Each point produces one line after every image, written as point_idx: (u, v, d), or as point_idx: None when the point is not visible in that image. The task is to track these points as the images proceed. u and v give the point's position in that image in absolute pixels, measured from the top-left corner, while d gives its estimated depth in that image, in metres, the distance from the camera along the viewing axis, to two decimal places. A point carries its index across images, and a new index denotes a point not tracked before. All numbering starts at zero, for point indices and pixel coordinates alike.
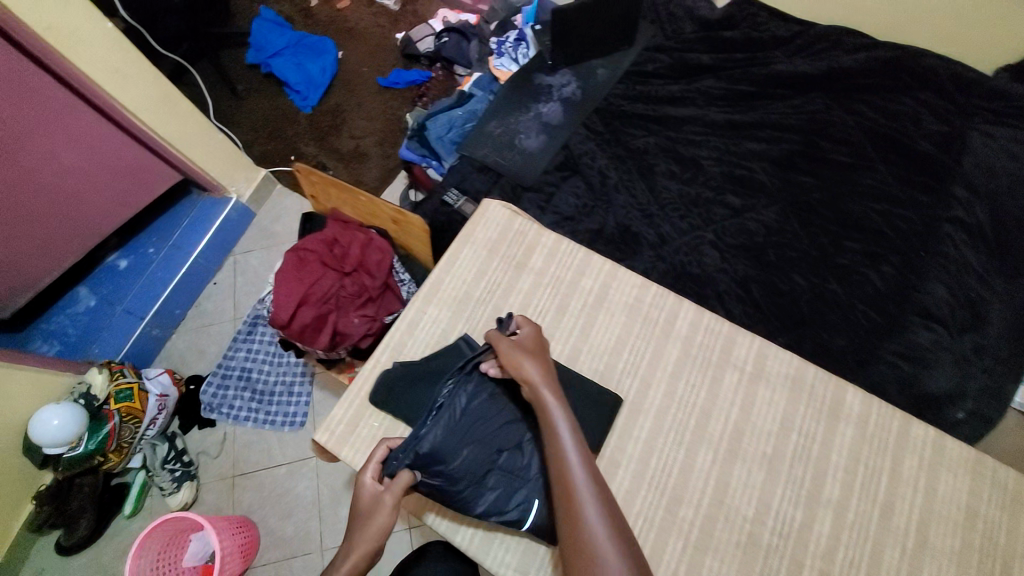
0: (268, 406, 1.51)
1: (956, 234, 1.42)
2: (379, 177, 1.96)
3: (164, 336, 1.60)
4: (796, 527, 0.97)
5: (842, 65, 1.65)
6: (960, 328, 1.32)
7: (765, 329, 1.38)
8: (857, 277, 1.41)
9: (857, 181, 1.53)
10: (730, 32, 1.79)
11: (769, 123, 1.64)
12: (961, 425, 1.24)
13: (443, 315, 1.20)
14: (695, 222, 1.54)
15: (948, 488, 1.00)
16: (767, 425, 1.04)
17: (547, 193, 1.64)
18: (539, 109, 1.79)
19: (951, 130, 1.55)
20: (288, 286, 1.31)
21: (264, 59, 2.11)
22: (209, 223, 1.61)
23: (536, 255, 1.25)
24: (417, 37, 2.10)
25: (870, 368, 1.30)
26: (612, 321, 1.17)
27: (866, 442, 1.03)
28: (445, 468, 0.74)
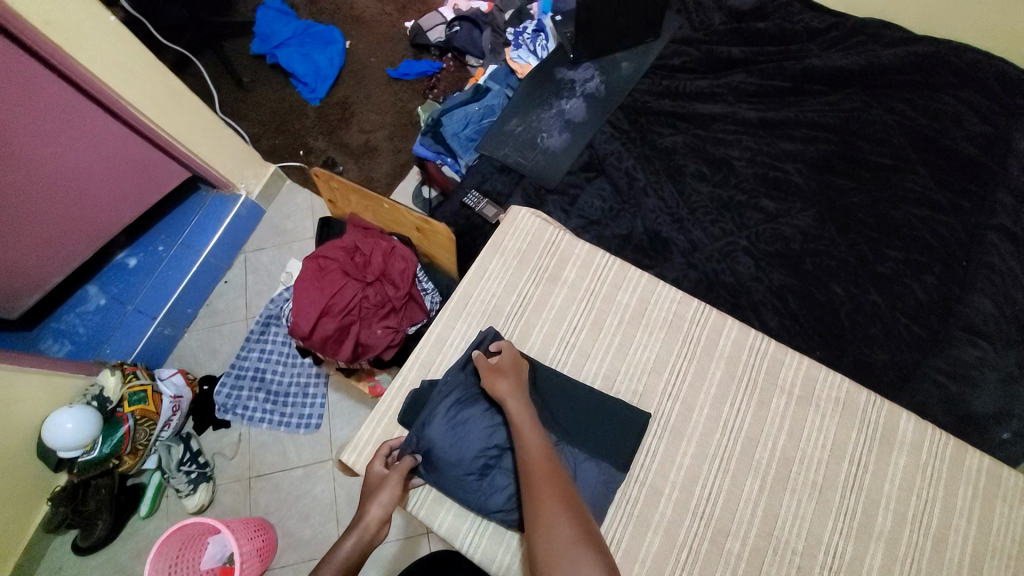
0: (283, 408, 1.47)
1: (1002, 242, 1.36)
2: (391, 174, 1.89)
3: (176, 336, 1.55)
4: (848, 561, 0.93)
5: (881, 60, 1.57)
6: (1007, 344, 1.27)
7: (801, 343, 1.33)
8: (900, 288, 1.35)
9: (897, 185, 1.46)
10: (762, 23, 1.70)
11: (805, 121, 1.56)
12: (1006, 447, 1.20)
13: (472, 330, 1.15)
14: (727, 228, 1.47)
15: (1005, 523, 0.96)
16: (816, 454, 1.00)
17: (571, 195, 1.57)
18: (560, 106, 1.71)
19: (996, 131, 1.47)
20: (310, 296, 1.26)
21: (270, 49, 2.02)
22: (219, 220, 1.56)
23: (569, 267, 1.20)
24: (427, 25, 2.01)
25: (914, 385, 1.25)
26: (651, 339, 1.12)
27: (920, 472, 0.98)
28: (441, 457, 0.96)
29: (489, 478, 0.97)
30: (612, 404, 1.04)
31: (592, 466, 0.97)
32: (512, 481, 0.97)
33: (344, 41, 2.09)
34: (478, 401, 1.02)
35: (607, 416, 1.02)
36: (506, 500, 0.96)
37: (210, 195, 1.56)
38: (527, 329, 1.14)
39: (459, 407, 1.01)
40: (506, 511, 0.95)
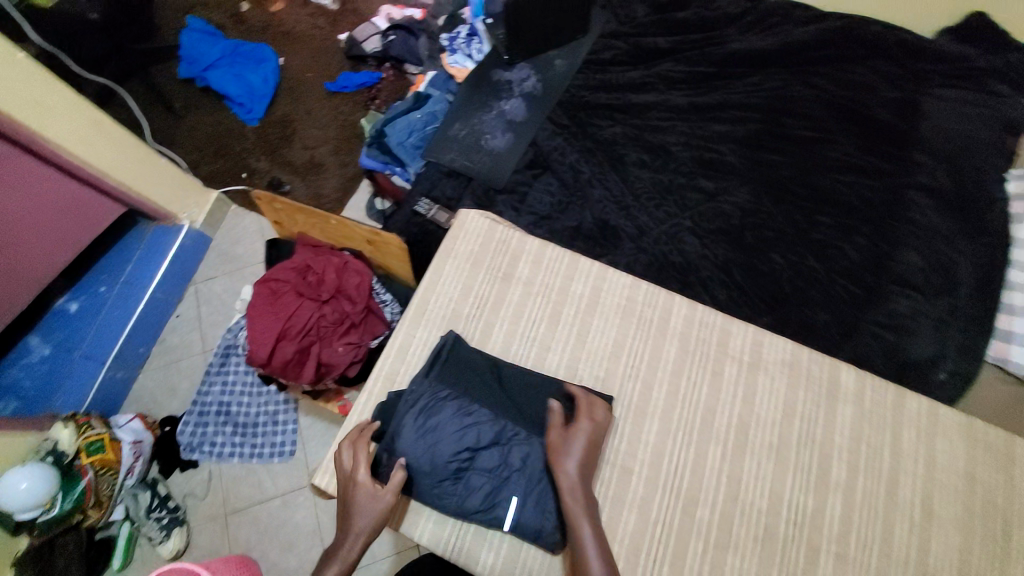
0: (253, 439, 1.42)
1: (920, 198, 1.47)
2: (340, 189, 1.86)
3: (130, 378, 1.49)
4: (809, 512, 0.99)
5: (798, 38, 1.68)
6: (934, 292, 1.37)
7: (751, 313, 1.40)
8: (833, 251, 1.44)
9: (822, 155, 1.55)
10: (683, 13, 1.78)
11: (732, 103, 1.64)
12: (943, 386, 1.29)
13: (433, 337, 1.16)
14: (671, 210, 1.53)
15: (946, 456, 1.04)
16: (769, 415, 1.05)
17: (521, 193, 1.60)
18: (501, 107, 1.72)
19: (904, 96, 1.59)
20: (266, 322, 1.24)
21: (199, 72, 1.96)
22: (163, 254, 1.50)
23: (522, 264, 1.22)
24: (361, 37, 1.99)
25: (854, 339, 1.35)
26: (607, 324, 1.15)
27: (866, 420, 1.05)
28: (415, 470, 0.95)
29: (463, 481, 0.96)
30: (580, 393, 1.04)
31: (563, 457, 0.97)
32: (487, 481, 0.96)
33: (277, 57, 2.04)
34: (447, 404, 0.99)
35: (573, 402, 1.03)
36: (483, 499, 0.95)
37: (149, 226, 1.49)
38: (488, 329, 1.16)
39: (429, 414, 0.98)
40: (483, 510, 0.95)
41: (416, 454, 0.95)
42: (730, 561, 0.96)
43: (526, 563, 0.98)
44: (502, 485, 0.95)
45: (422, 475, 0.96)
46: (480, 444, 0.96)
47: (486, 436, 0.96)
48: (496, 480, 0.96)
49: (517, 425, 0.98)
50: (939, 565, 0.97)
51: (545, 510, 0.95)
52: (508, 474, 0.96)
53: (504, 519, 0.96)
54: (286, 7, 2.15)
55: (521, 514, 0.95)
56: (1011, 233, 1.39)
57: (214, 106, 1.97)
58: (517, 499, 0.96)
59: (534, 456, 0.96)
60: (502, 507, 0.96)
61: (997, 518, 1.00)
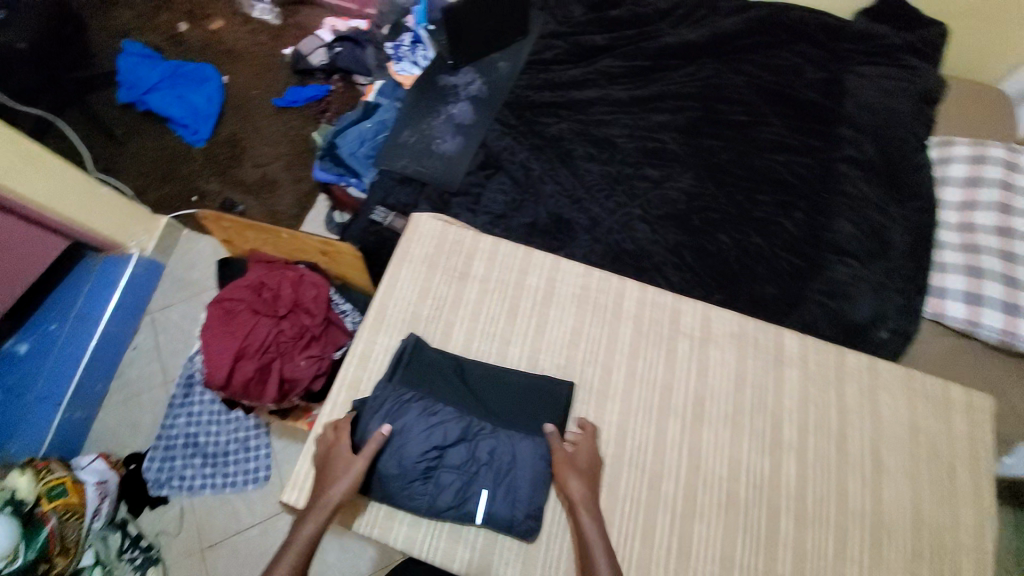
0: (224, 468, 1.38)
1: (850, 170, 1.56)
2: (296, 205, 1.85)
3: (89, 418, 1.43)
4: (767, 474, 1.03)
5: (723, 31, 1.75)
6: (869, 257, 1.46)
7: (705, 293, 1.45)
8: (774, 227, 1.52)
9: (757, 137, 1.63)
10: (617, 10, 1.84)
11: (670, 94, 1.71)
12: (885, 344, 1.37)
13: (394, 342, 1.16)
14: (622, 200, 1.58)
15: (889, 408, 1.09)
16: (722, 385, 1.10)
17: (475, 194, 1.61)
18: (449, 111, 1.73)
19: (828, 76, 1.68)
20: (222, 343, 1.22)
21: (140, 96, 1.90)
22: (114, 286, 1.46)
23: (476, 262, 1.24)
24: (307, 50, 1.98)
25: (800, 308, 1.42)
26: (564, 313, 1.18)
27: (811, 382, 1.11)
28: (386, 474, 0.96)
29: (434, 479, 0.97)
30: (541, 384, 1.08)
31: (528, 446, 1.00)
32: (457, 477, 0.97)
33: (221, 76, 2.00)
34: (413, 407, 1.01)
35: (536, 394, 1.07)
36: (454, 496, 0.96)
37: (97, 258, 1.45)
38: (448, 328, 1.17)
39: (395, 418, 0.99)
40: (455, 506, 0.96)
41: (385, 459, 0.96)
42: (697, 529, 0.99)
43: (501, 557, 0.98)
44: (472, 480, 0.97)
45: (392, 478, 0.96)
46: (447, 441, 0.98)
47: (452, 433, 0.98)
48: (466, 475, 0.97)
49: (483, 420, 1.01)
50: (890, 510, 1.02)
51: (513, 499, 0.96)
52: (476, 468, 0.97)
53: (476, 513, 0.97)
54: (227, 24, 2.11)
55: (492, 507, 0.96)
56: (939, 195, 1.49)
57: (158, 129, 1.92)
58: (488, 491, 0.97)
59: (500, 448, 0.98)
60: (474, 501, 0.97)
61: (940, 462, 1.07)
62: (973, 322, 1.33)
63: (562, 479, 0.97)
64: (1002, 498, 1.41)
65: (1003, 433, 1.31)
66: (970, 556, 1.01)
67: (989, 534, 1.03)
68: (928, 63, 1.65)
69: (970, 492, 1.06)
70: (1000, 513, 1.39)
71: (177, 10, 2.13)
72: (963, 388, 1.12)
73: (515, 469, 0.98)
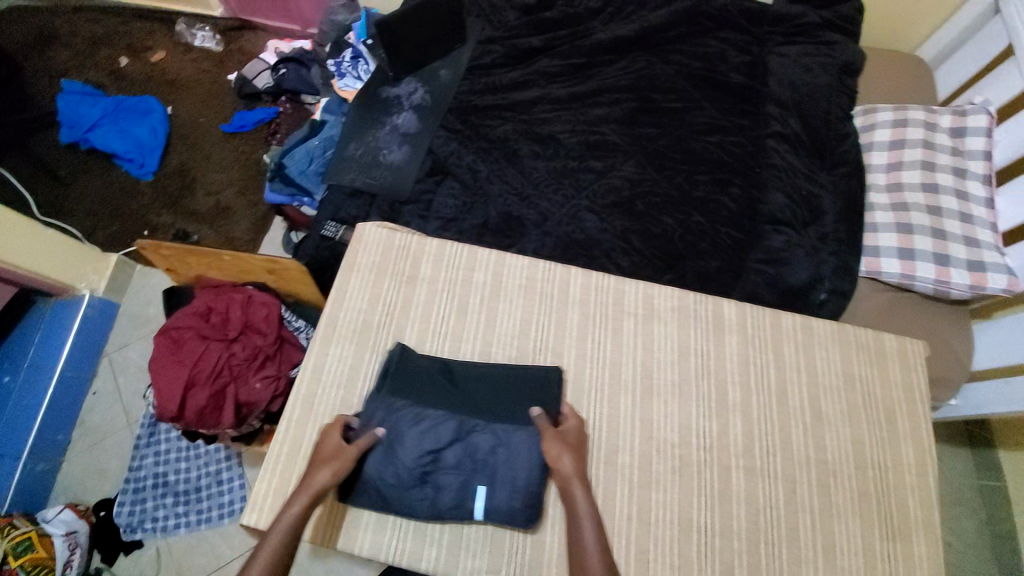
0: (197, 504, 1.37)
1: (780, 146, 1.59)
2: (252, 229, 1.84)
3: (53, 469, 1.39)
4: (715, 436, 1.08)
5: (651, 24, 1.78)
6: (803, 224, 1.51)
7: (654, 274, 1.51)
8: (714, 204, 1.57)
9: (692, 122, 1.69)
10: (549, 12, 1.85)
11: (607, 88, 1.75)
12: (825, 304, 1.43)
13: (347, 351, 1.16)
14: (568, 192, 1.61)
15: (824, 360, 1.15)
16: (667, 356, 1.15)
17: (425, 201, 1.63)
18: (393, 122, 1.74)
19: (752, 59, 1.75)
20: (171, 373, 1.20)
21: (82, 135, 1.87)
22: (66, 330, 1.43)
23: (424, 264, 1.25)
24: (251, 74, 1.98)
25: (743, 280, 1.47)
26: (512, 306, 1.21)
27: (749, 344, 1.16)
28: (384, 483, 0.95)
29: (432, 482, 0.95)
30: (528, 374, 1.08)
31: (523, 437, 0.98)
32: (456, 477, 0.95)
33: (165, 107, 1.98)
34: (404, 413, 1.00)
35: (524, 382, 1.05)
36: (454, 496, 0.95)
37: (47, 303, 1.42)
38: (402, 333, 1.18)
39: (386, 427, 0.98)
40: (456, 506, 0.95)
41: (380, 469, 0.95)
42: (654, 496, 1.02)
43: (510, 550, 0.97)
44: (471, 478, 0.94)
45: (390, 486, 0.95)
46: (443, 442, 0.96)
47: (446, 433, 0.96)
48: (464, 474, 0.96)
49: (475, 417, 0.99)
50: (834, 456, 1.07)
51: (516, 491, 0.95)
52: (474, 465, 0.96)
53: (479, 509, 0.95)
54: (168, 55, 2.10)
55: (494, 502, 0.95)
56: (866, 160, 1.54)
57: (103, 167, 1.88)
58: (489, 486, 0.96)
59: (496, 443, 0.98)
60: (475, 498, 0.95)
61: (877, 406, 1.12)
62: (908, 276, 1.36)
63: (557, 461, 0.94)
64: (959, 441, 1.44)
65: (942, 376, 1.36)
66: (914, 492, 1.06)
67: (931, 470, 1.08)
68: (842, 36, 1.70)
69: (909, 433, 1.11)
70: (959, 455, 1.42)
71: (117, 44, 2.11)
72: (896, 337, 1.17)
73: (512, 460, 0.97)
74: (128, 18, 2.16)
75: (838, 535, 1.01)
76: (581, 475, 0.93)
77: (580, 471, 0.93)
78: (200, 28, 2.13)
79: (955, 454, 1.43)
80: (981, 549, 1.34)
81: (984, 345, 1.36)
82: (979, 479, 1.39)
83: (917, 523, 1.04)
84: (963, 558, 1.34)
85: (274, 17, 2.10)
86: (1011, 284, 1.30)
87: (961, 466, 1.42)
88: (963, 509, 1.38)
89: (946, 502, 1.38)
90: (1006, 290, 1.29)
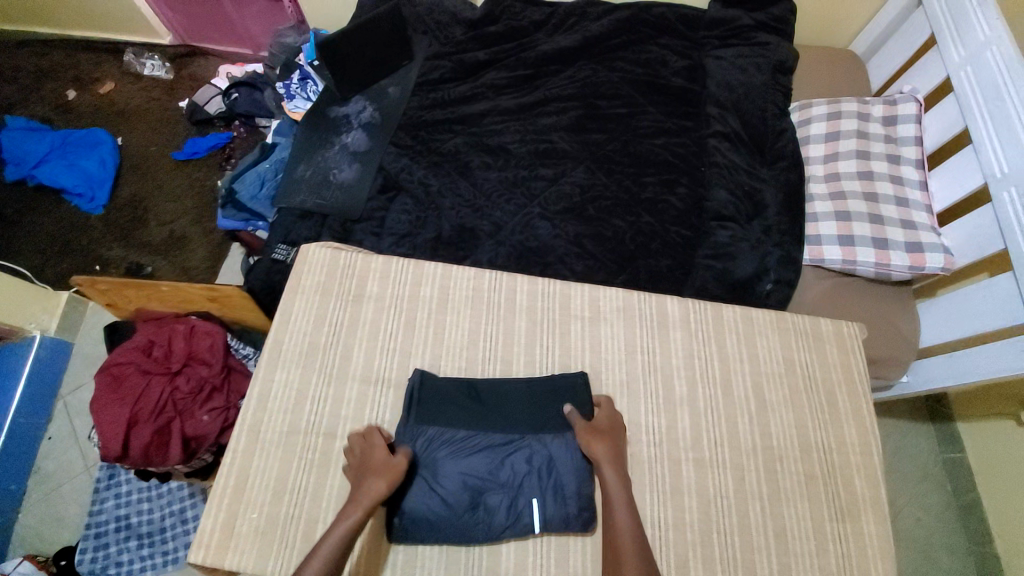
0: (163, 545, 1.32)
1: (721, 144, 1.51)
2: (208, 259, 1.78)
3: (9, 520, 1.33)
4: (664, 431, 1.09)
5: (592, 34, 1.69)
6: (748, 217, 1.44)
7: (608, 276, 1.43)
8: (662, 205, 1.49)
9: (638, 127, 1.59)
10: (494, 26, 1.76)
11: (554, 97, 1.65)
12: (771, 295, 1.36)
13: (293, 375, 1.14)
14: (521, 201, 1.52)
15: (765, 349, 1.18)
16: (614, 356, 1.16)
17: (378, 218, 1.53)
18: (343, 142, 1.63)
19: (692, 63, 1.66)
20: (110, 413, 1.17)
21: (29, 171, 1.82)
22: (17, 374, 1.37)
23: (370, 282, 1.24)
24: (203, 100, 1.94)
25: (694, 276, 1.40)
26: (461, 318, 1.21)
27: (693, 338, 1.18)
28: (433, 513, 0.94)
29: (484, 503, 0.95)
30: (554, 384, 1.08)
31: (560, 445, 1.00)
32: (506, 494, 0.96)
33: (115, 139, 1.93)
34: (440, 442, 1.00)
35: (549, 394, 1.06)
36: (507, 515, 0.95)
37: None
38: (347, 352, 1.17)
39: (426, 457, 0.98)
40: (512, 524, 0.95)
41: (427, 498, 0.95)
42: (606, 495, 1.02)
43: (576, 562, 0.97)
44: (520, 492, 0.96)
45: (441, 515, 0.94)
46: (487, 461, 0.98)
47: (487, 450, 0.98)
48: (512, 491, 0.96)
49: (510, 433, 1.01)
50: (779, 442, 1.09)
51: (565, 500, 0.96)
52: (520, 480, 0.97)
53: (534, 524, 0.95)
54: (116, 86, 2.04)
55: (547, 516, 0.95)
56: (804, 154, 1.48)
57: (52, 203, 1.82)
58: (538, 499, 0.96)
59: (536, 456, 0.99)
60: (528, 512, 0.95)
61: (818, 389, 1.15)
62: (850, 261, 1.30)
63: (588, 446, 0.98)
64: (923, 418, 1.44)
65: (890, 355, 1.30)
66: (860, 473, 1.09)
67: (874, 449, 1.11)
68: (777, 38, 1.64)
69: (851, 414, 1.14)
70: (922, 431, 1.42)
71: (63, 77, 2.05)
72: (832, 321, 1.21)
73: (555, 469, 0.98)
74: (73, 50, 2.10)
75: (787, 519, 1.03)
76: (615, 470, 0.96)
77: (615, 468, 0.97)
78: (149, 56, 2.07)
79: (917, 430, 1.43)
80: (947, 521, 1.34)
81: (930, 320, 1.30)
82: (942, 453, 1.39)
83: (865, 501, 1.06)
84: (933, 532, 1.34)
85: (220, 39, 2.05)
86: (948, 263, 1.24)
87: (924, 442, 1.41)
88: (930, 484, 1.38)
89: (912, 478, 1.38)
90: (943, 269, 1.24)
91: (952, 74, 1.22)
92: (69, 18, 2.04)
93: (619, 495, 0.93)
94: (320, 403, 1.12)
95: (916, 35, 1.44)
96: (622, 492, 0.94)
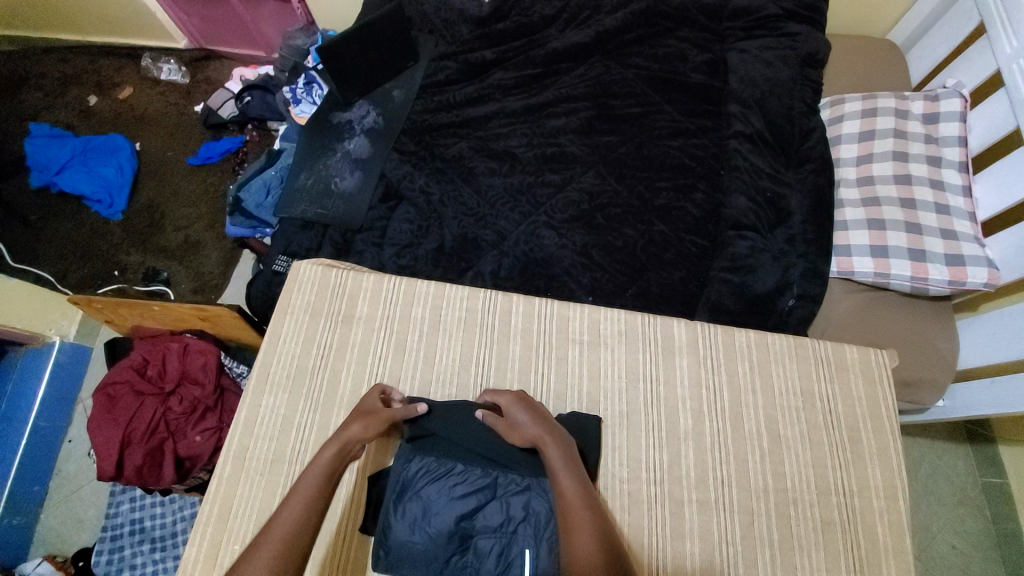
0: (175, 549, 1.22)
1: (742, 146, 1.29)
2: (222, 263, 1.60)
3: (32, 521, 1.27)
4: (667, 466, 0.97)
5: (606, 26, 1.44)
6: (771, 226, 1.24)
7: (615, 292, 1.22)
8: (677, 211, 1.28)
9: (653, 127, 1.36)
10: (503, 23, 1.50)
11: (563, 97, 1.42)
12: (795, 313, 1.18)
13: (283, 401, 1.02)
14: (525, 209, 1.31)
15: (781, 380, 1.04)
16: (615, 384, 1.03)
17: (380, 228, 1.33)
18: (345, 148, 1.43)
19: (714, 57, 1.41)
20: (105, 433, 1.14)
21: (52, 177, 1.65)
22: (39, 377, 1.31)
23: (360, 303, 1.10)
24: (215, 103, 1.73)
25: (708, 290, 1.20)
26: (452, 340, 1.07)
27: (702, 366, 1.05)
28: (416, 552, 0.75)
29: (473, 549, 0.74)
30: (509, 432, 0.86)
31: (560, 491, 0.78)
32: (499, 540, 0.73)
33: (134, 144, 1.75)
34: (428, 479, 0.80)
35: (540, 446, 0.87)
36: (496, 566, 0.72)
37: (19, 353, 1.29)
38: (335, 380, 1.03)
39: (416, 494, 0.78)
40: None
41: (409, 534, 0.75)
42: None
43: None
44: (514, 542, 0.73)
45: (426, 558, 0.75)
46: (478, 504, 0.76)
47: (487, 488, 0.78)
48: (505, 538, 0.73)
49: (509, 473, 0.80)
50: (793, 484, 0.96)
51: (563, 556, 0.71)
52: (514, 525, 0.74)
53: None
54: (135, 91, 1.86)
55: None
56: (835, 156, 1.27)
57: (74, 210, 1.67)
58: (531, 550, 0.72)
59: (536, 501, 0.76)
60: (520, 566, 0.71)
61: (840, 426, 1.01)
62: (883, 276, 1.11)
63: (533, 426, 0.81)
64: (959, 438, 1.28)
65: (928, 380, 1.11)
66: (884, 518, 0.95)
67: (900, 494, 0.97)
68: (808, 27, 1.40)
69: (877, 453, 0.99)
70: (958, 453, 1.26)
71: (85, 83, 1.87)
72: (857, 348, 1.07)
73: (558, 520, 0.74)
74: (95, 55, 1.92)
75: (801, 570, 0.91)
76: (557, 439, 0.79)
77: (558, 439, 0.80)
78: (166, 61, 1.88)
79: (952, 452, 1.27)
80: (985, 549, 1.19)
81: (974, 341, 1.12)
82: (980, 476, 1.23)
83: (887, 552, 0.93)
84: (970, 561, 1.18)
85: (235, 42, 1.83)
86: (993, 278, 1.05)
87: (958, 463, 1.26)
88: (966, 509, 1.22)
89: (948, 501, 1.23)
90: (987, 286, 1.04)
91: (1002, 68, 1.06)
92: (89, 23, 1.85)
93: (563, 455, 0.77)
94: (306, 431, 0.99)
95: (963, 24, 1.22)
96: (566, 463, 0.76)
